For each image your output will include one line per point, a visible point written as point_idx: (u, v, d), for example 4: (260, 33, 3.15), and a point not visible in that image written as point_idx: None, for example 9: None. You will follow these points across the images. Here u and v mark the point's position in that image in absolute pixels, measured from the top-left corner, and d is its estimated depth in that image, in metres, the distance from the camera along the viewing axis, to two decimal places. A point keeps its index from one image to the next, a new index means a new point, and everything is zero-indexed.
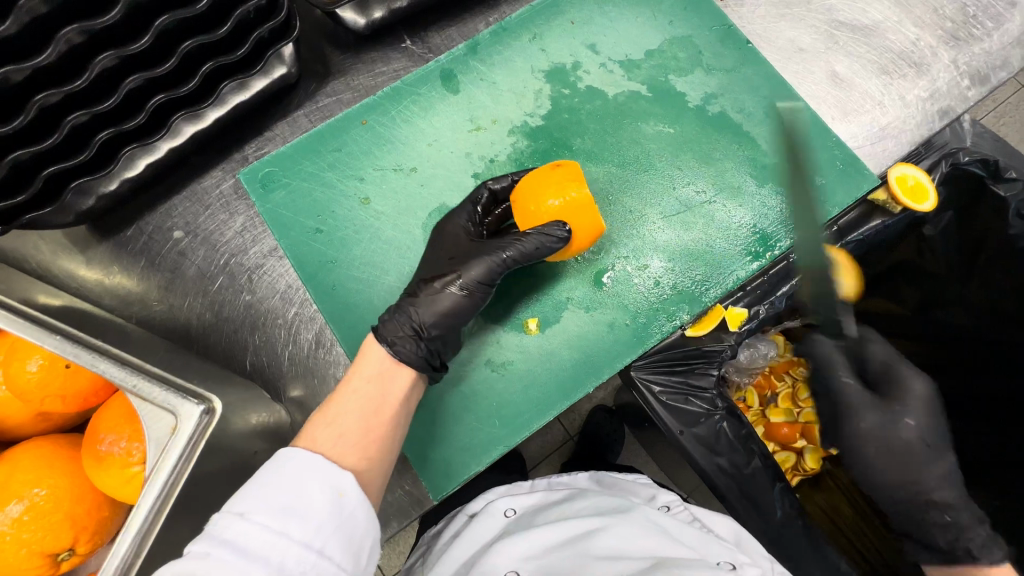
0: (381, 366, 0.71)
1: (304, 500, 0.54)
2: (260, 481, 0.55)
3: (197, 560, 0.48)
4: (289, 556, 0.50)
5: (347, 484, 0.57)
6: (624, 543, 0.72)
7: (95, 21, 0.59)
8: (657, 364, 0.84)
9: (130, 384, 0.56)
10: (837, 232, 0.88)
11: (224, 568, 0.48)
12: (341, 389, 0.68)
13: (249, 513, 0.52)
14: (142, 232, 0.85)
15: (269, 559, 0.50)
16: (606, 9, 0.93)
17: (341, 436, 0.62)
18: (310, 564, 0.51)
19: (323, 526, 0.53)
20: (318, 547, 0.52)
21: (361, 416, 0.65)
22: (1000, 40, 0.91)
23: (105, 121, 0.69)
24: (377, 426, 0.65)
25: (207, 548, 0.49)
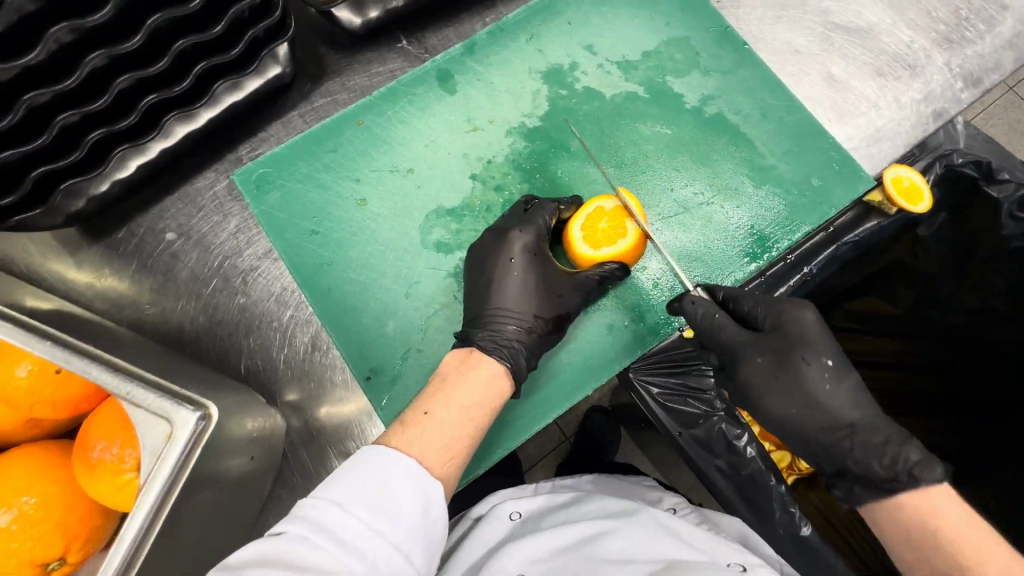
0: (489, 382, 0.69)
1: (399, 502, 0.53)
2: (361, 469, 0.54)
3: (293, 542, 0.48)
4: (380, 554, 0.50)
5: (434, 493, 0.56)
6: (631, 546, 0.72)
7: (85, 20, 0.58)
8: (654, 366, 0.82)
9: (124, 392, 0.55)
10: (832, 233, 0.84)
11: (322, 555, 0.47)
12: (449, 394, 0.66)
13: (347, 504, 0.51)
14: (134, 233, 0.84)
15: (362, 554, 0.49)
16: (604, 10, 0.92)
17: (442, 443, 0.61)
18: (396, 567, 0.50)
19: (412, 530, 0.52)
20: (404, 549, 0.51)
21: (463, 429, 0.63)
22: (992, 42, 0.92)
23: (97, 121, 0.68)
24: (472, 441, 0.64)
25: (304, 532, 0.49)
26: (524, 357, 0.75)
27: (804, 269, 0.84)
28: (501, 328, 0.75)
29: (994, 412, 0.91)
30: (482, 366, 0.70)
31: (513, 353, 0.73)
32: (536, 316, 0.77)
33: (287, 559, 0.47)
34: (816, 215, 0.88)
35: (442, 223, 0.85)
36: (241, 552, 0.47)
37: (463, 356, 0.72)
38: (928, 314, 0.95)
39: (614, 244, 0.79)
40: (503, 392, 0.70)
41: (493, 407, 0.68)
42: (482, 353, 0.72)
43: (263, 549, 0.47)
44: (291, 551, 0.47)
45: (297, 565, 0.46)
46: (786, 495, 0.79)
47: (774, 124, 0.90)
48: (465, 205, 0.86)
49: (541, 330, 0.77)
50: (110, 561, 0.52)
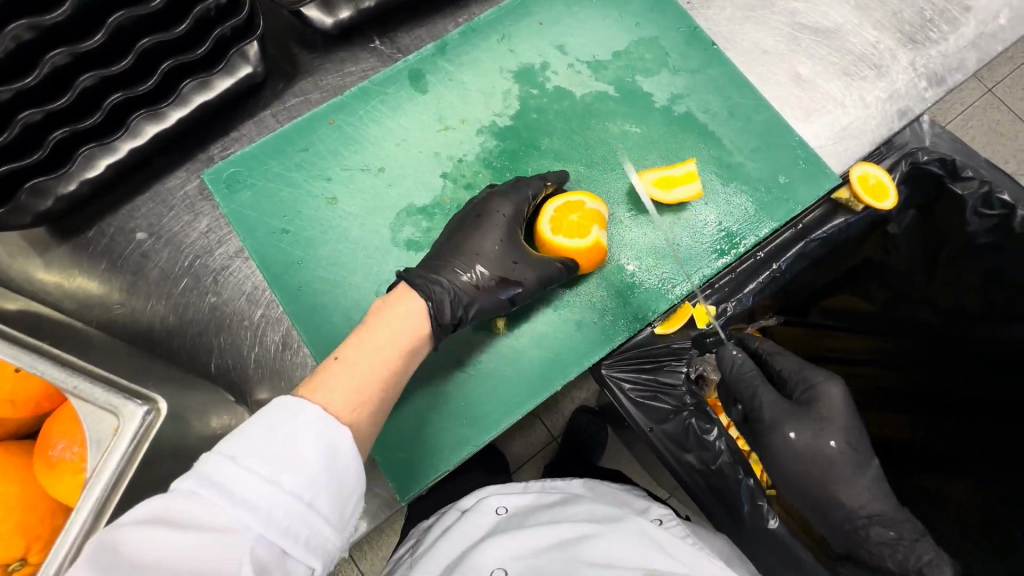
0: (404, 326, 0.69)
1: (299, 450, 0.51)
2: (261, 421, 0.52)
3: (183, 498, 0.47)
4: (276, 505, 0.48)
5: (340, 440, 0.54)
6: (614, 551, 0.72)
7: (44, 18, 0.58)
8: (626, 362, 0.83)
9: (71, 385, 0.55)
10: (801, 230, 0.86)
11: (214, 510, 0.46)
12: (362, 340, 0.66)
13: (242, 458, 0.49)
14: (104, 233, 0.84)
15: (257, 508, 0.47)
16: (574, 10, 0.93)
17: (351, 389, 0.61)
18: (297, 516, 0.49)
19: (315, 479, 0.51)
20: (308, 499, 0.50)
21: (375, 372, 0.63)
22: (956, 43, 0.93)
23: (60, 120, 0.68)
24: (387, 386, 0.64)
25: (194, 489, 0.47)
26: (448, 303, 0.74)
27: (774, 265, 0.85)
28: (437, 273, 0.76)
29: (964, 411, 0.92)
30: (399, 311, 0.70)
31: (439, 293, 0.74)
32: (480, 267, 0.78)
33: (178, 518, 0.46)
34: (783, 212, 0.89)
35: (413, 221, 0.86)
36: (135, 511, 0.47)
37: (385, 301, 0.72)
38: (897, 313, 0.97)
39: (572, 240, 0.81)
40: (420, 334, 0.70)
41: (410, 351, 0.68)
42: (408, 296, 0.72)
43: (156, 506, 0.46)
44: (182, 510, 0.46)
45: (184, 523, 0.45)
46: (755, 489, 0.80)
47: (742, 123, 0.91)
48: (436, 203, 0.86)
49: (484, 285, 0.78)
50: (57, 553, 0.52)
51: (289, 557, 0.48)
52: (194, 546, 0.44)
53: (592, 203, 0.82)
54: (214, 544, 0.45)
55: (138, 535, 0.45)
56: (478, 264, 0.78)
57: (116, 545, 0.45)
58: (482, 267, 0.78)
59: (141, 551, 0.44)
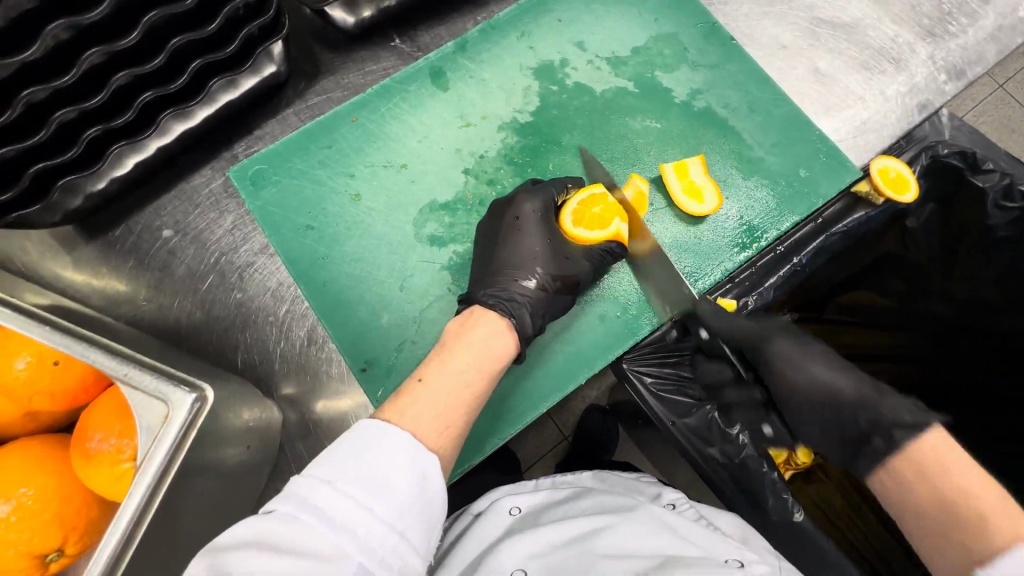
0: (484, 347, 0.68)
1: (390, 477, 0.52)
2: (356, 447, 0.53)
3: (283, 522, 0.47)
4: (373, 534, 0.48)
5: (429, 468, 0.54)
6: (629, 541, 0.71)
7: (84, 16, 0.59)
8: (647, 356, 0.83)
9: (121, 373, 0.56)
10: (821, 224, 0.87)
11: (315, 536, 0.46)
12: (444, 362, 0.65)
13: (337, 481, 0.50)
14: (130, 231, 0.85)
15: (355, 534, 0.48)
16: (593, 7, 0.94)
17: (437, 414, 0.60)
18: (391, 546, 0.49)
19: (408, 509, 0.51)
20: (400, 528, 0.50)
21: (459, 396, 0.62)
22: (975, 36, 0.93)
23: (93, 118, 0.69)
24: (469, 411, 0.63)
25: (294, 511, 0.48)
26: (529, 316, 0.76)
27: (794, 259, 0.87)
28: (505, 286, 0.78)
29: (978, 404, 0.93)
30: (477, 330, 0.70)
31: (517, 308, 0.75)
32: (542, 272, 0.80)
33: (277, 541, 0.46)
34: (803, 206, 0.89)
35: (436, 217, 0.87)
36: (230, 533, 0.46)
37: (463, 319, 0.72)
38: (917, 304, 0.96)
39: (592, 232, 0.83)
40: (502, 355, 0.69)
41: (492, 372, 0.67)
42: (484, 312, 0.73)
43: (253, 529, 0.46)
44: (279, 531, 0.46)
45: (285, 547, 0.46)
46: (779, 482, 0.79)
47: (762, 117, 0.91)
48: (458, 199, 0.87)
49: (550, 289, 0.80)
50: (109, 538, 0.52)
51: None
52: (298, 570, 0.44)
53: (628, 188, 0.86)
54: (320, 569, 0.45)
55: (234, 560, 0.44)
56: (535, 271, 0.80)
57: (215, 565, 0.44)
58: (541, 273, 0.80)
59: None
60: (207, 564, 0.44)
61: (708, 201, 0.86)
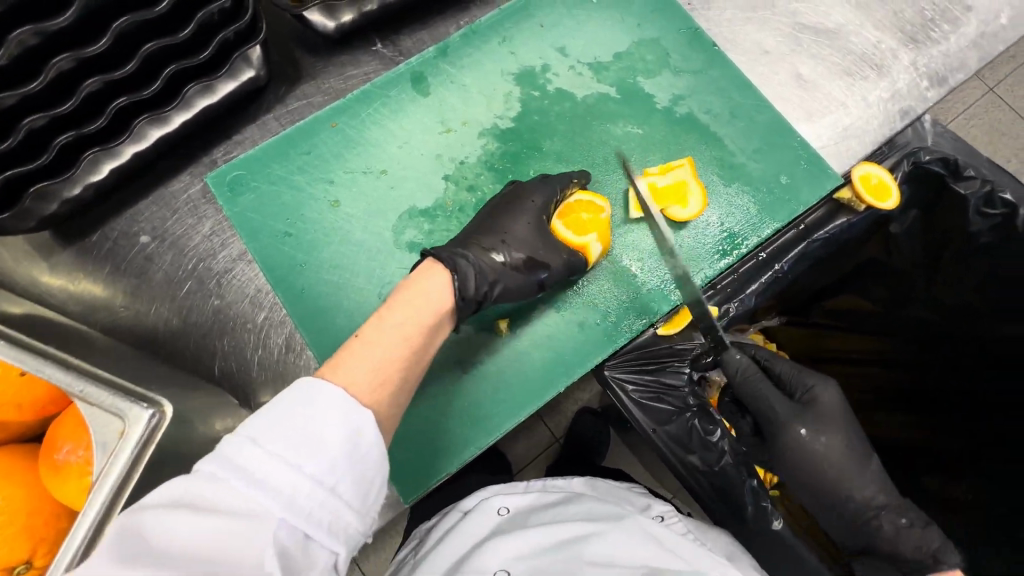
0: (426, 300, 0.68)
1: (320, 433, 0.50)
2: (284, 401, 0.52)
3: (204, 482, 0.46)
4: (300, 491, 0.48)
5: (363, 423, 0.53)
6: (616, 551, 0.71)
7: (49, 23, 0.58)
8: (628, 363, 0.83)
9: (77, 389, 0.56)
10: (803, 230, 0.87)
11: (236, 496, 0.46)
12: (383, 318, 0.65)
13: (262, 439, 0.49)
14: (108, 237, 0.84)
15: (280, 493, 0.47)
16: (576, 12, 0.94)
17: (373, 369, 0.59)
18: (320, 502, 0.48)
19: (338, 464, 0.50)
20: (330, 485, 0.49)
21: (396, 351, 0.62)
22: (958, 42, 0.93)
23: (64, 125, 0.68)
24: (409, 365, 0.63)
25: (216, 471, 0.47)
26: (473, 276, 0.73)
27: (775, 266, 0.87)
28: (470, 248, 0.78)
29: (965, 409, 0.92)
30: (420, 286, 0.69)
31: (465, 266, 0.73)
32: (506, 244, 0.80)
33: (199, 502, 0.45)
34: (784, 212, 0.88)
35: (415, 223, 0.86)
36: (154, 495, 0.46)
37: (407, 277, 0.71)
38: (901, 311, 0.96)
39: (569, 231, 0.86)
40: (443, 309, 0.69)
41: (432, 326, 0.67)
42: (430, 267, 0.72)
43: (178, 490, 0.46)
44: (203, 493, 0.46)
45: (203, 506, 0.45)
46: (759, 489, 0.80)
47: (744, 123, 0.91)
48: (438, 206, 0.87)
49: (512, 263, 0.79)
50: (64, 555, 0.52)
51: (311, 542, 0.48)
52: (213, 531, 0.44)
53: (641, 180, 0.86)
54: (235, 530, 0.44)
55: (154, 522, 0.44)
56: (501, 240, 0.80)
57: (132, 526, 0.44)
58: (507, 245, 0.80)
59: (163, 539, 0.43)
60: (129, 523, 0.44)
61: (691, 205, 0.86)
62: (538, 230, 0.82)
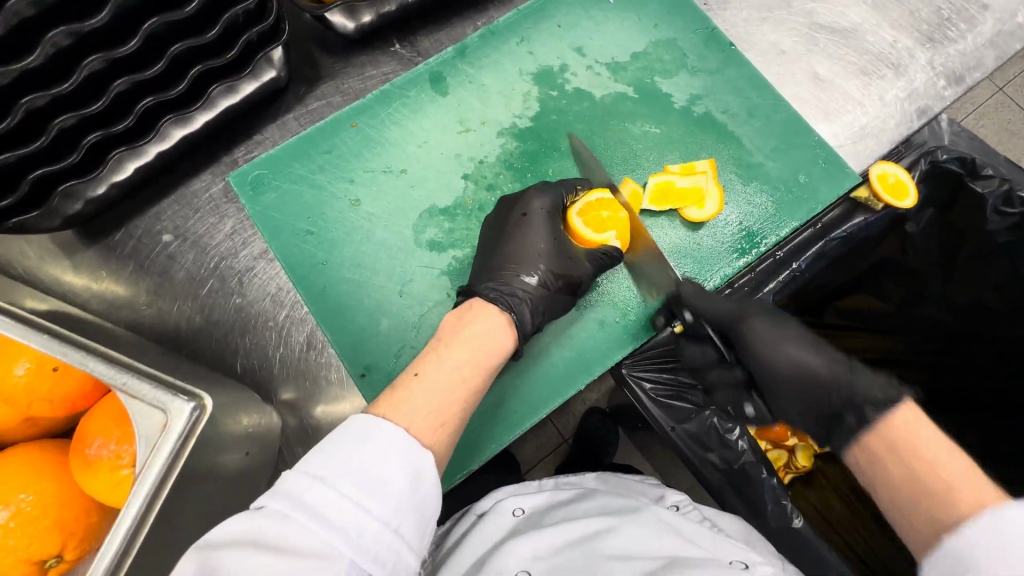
0: (480, 341, 0.68)
1: (382, 474, 0.52)
2: (348, 442, 0.53)
3: (269, 518, 0.47)
4: (366, 531, 0.48)
5: (424, 467, 0.54)
6: (635, 543, 0.71)
7: (84, 24, 0.59)
8: (647, 363, 0.82)
9: (119, 381, 0.57)
10: (820, 229, 0.86)
11: (307, 536, 0.46)
12: (439, 358, 0.65)
13: (329, 479, 0.50)
14: (131, 235, 0.85)
15: (348, 534, 0.47)
16: (593, 13, 0.94)
17: (432, 410, 0.60)
18: (385, 543, 0.49)
19: (402, 506, 0.51)
20: (394, 525, 0.50)
21: (454, 391, 0.62)
22: (974, 41, 0.93)
23: (93, 124, 0.69)
24: (465, 406, 0.63)
25: (284, 509, 0.47)
26: (528, 311, 0.76)
27: (793, 265, 0.85)
28: (507, 282, 0.78)
29: (986, 409, 0.92)
30: (474, 326, 0.70)
31: (517, 303, 0.75)
32: (545, 270, 0.80)
33: (270, 539, 0.45)
34: (802, 212, 0.89)
35: (435, 222, 0.87)
36: (220, 532, 0.46)
37: (460, 313, 0.72)
38: (914, 310, 0.96)
39: (588, 230, 0.85)
40: (499, 349, 0.69)
41: (489, 368, 0.67)
42: (483, 306, 0.73)
43: (245, 526, 0.46)
44: (274, 531, 0.46)
45: (274, 546, 0.45)
46: (778, 487, 0.81)
47: (761, 123, 0.91)
48: (458, 205, 0.87)
49: (552, 287, 0.80)
50: (101, 559, 0.52)
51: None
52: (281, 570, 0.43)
53: (651, 179, 0.87)
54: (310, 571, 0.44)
55: (227, 559, 0.44)
56: (537, 267, 0.80)
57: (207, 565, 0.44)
58: (542, 271, 0.80)
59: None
60: (200, 559, 0.44)
61: (708, 207, 0.86)
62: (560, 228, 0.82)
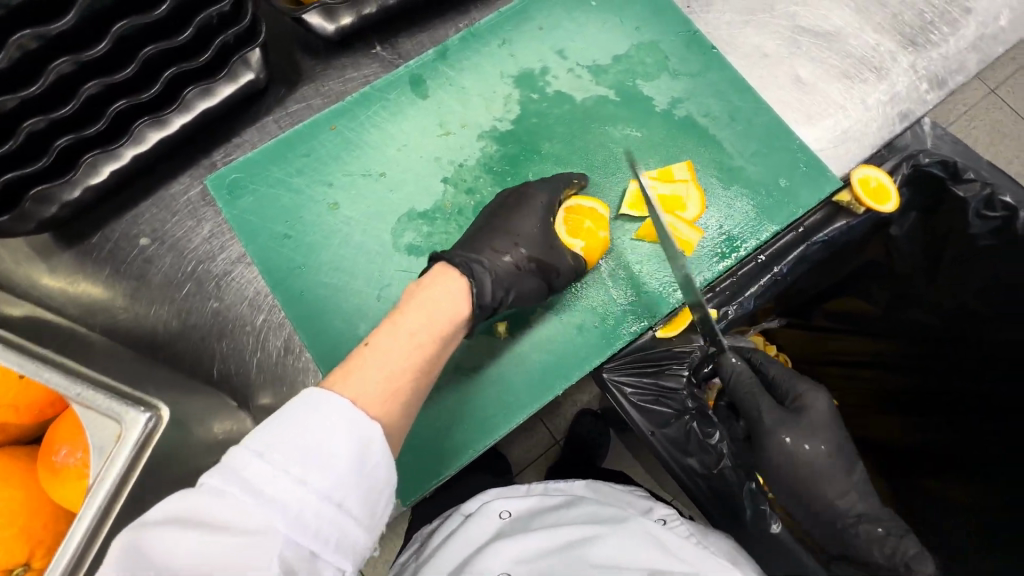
0: (437, 310, 0.68)
1: (328, 448, 0.51)
2: (293, 412, 0.52)
3: (207, 495, 0.47)
4: (306, 506, 0.48)
5: (372, 436, 0.53)
6: (623, 554, 0.71)
7: (50, 27, 0.59)
8: (627, 366, 0.82)
9: (74, 393, 0.56)
10: (802, 233, 0.86)
11: (243, 510, 0.46)
12: (395, 327, 0.64)
13: (270, 453, 0.49)
14: (107, 239, 0.84)
15: (287, 507, 0.47)
16: (575, 16, 0.94)
17: (384, 381, 0.59)
18: (328, 518, 0.49)
19: (346, 479, 0.51)
20: (338, 500, 0.50)
21: (409, 361, 0.62)
22: (956, 45, 0.93)
23: (63, 128, 0.69)
24: (419, 375, 0.63)
25: (221, 484, 0.47)
26: (489, 283, 0.74)
27: (775, 269, 0.86)
28: (479, 255, 0.78)
29: (973, 414, 0.91)
30: (432, 293, 0.69)
31: (480, 271, 0.74)
32: (518, 247, 0.80)
33: (205, 516, 0.46)
34: (782, 215, 0.89)
35: (414, 225, 0.86)
36: (159, 510, 0.47)
37: (420, 282, 0.71)
38: (902, 314, 0.96)
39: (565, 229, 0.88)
40: (455, 317, 0.69)
41: (445, 336, 0.67)
42: (443, 275, 0.72)
43: (182, 503, 0.46)
44: (209, 505, 0.46)
45: (211, 522, 0.46)
46: (756, 493, 0.81)
47: (743, 126, 0.91)
48: (437, 208, 0.87)
49: (524, 268, 0.80)
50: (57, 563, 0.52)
51: (317, 558, 0.48)
52: (217, 548, 0.44)
53: (631, 184, 0.86)
54: (247, 545, 0.45)
55: (163, 536, 0.45)
56: (518, 246, 0.80)
57: (142, 544, 0.45)
58: (519, 251, 0.80)
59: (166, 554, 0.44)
60: (138, 538, 0.45)
61: (691, 210, 0.86)
62: (540, 230, 0.81)
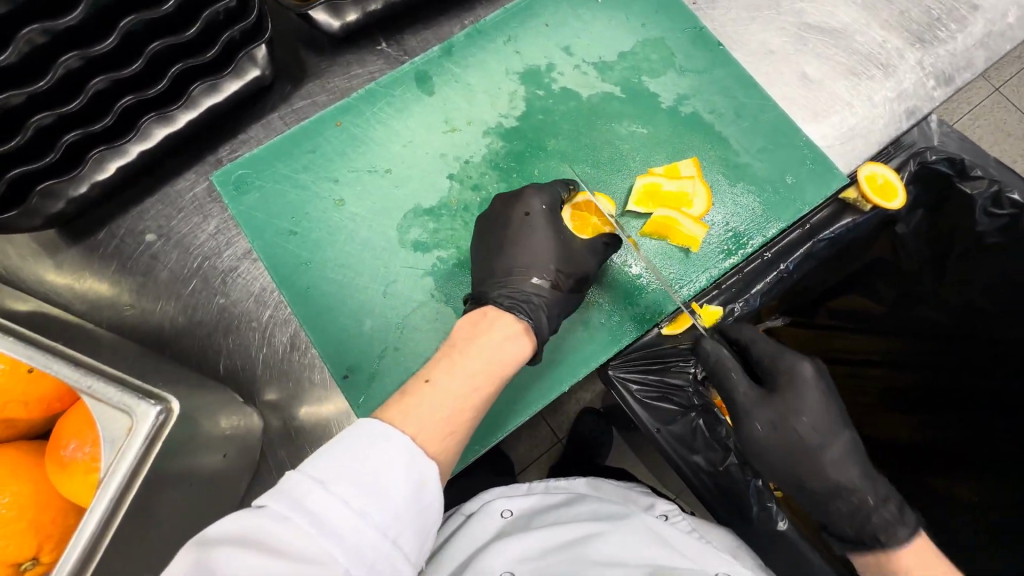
0: (493, 351, 0.68)
1: (387, 485, 0.51)
2: (354, 445, 0.52)
3: (270, 519, 0.46)
4: (364, 540, 0.48)
5: (429, 474, 0.54)
6: (624, 550, 0.71)
7: (58, 21, 0.59)
8: (634, 363, 0.82)
9: (84, 385, 0.56)
10: (808, 230, 0.85)
11: (305, 538, 0.46)
12: (453, 365, 0.65)
13: (332, 483, 0.49)
14: (113, 235, 0.84)
15: (345, 539, 0.47)
16: (581, 12, 0.94)
17: (442, 419, 0.59)
18: (383, 553, 0.48)
19: (402, 515, 0.51)
20: (393, 536, 0.50)
21: (465, 399, 0.62)
22: (964, 41, 0.93)
23: (71, 123, 0.69)
24: (474, 414, 0.63)
25: (285, 511, 0.47)
26: (547, 320, 0.76)
27: (780, 266, 0.85)
28: (519, 287, 0.77)
29: (980, 411, 0.91)
30: (489, 334, 0.70)
31: (534, 310, 0.75)
32: (557, 270, 0.79)
33: (265, 539, 0.45)
34: (788, 212, 0.88)
35: (420, 222, 0.86)
36: (219, 528, 0.46)
37: (474, 320, 0.72)
38: (910, 312, 0.95)
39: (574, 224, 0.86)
40: (511, 359, 0.69)
41: (501, 377, 0.67)
42: (497, 315, 0.73)
43: (247, 524, 0.46)
44: (272, 531, 0.46)
45: (272, 547, 0.45)
46: (762, 490, 0.80)
47: (749, 123, 0.91)
48: (443, 205, 0.87)
49: (564, 287, 0.79)
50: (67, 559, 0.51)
51: None
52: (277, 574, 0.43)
53: (638, 180, 0.86)
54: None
55: (224, 556, 0.44)
56: (552, 269, 0.79)
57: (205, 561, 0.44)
58: (558, 275, 0.79)
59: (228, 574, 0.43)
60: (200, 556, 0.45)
61: (697, 206, 0.86)
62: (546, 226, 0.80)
